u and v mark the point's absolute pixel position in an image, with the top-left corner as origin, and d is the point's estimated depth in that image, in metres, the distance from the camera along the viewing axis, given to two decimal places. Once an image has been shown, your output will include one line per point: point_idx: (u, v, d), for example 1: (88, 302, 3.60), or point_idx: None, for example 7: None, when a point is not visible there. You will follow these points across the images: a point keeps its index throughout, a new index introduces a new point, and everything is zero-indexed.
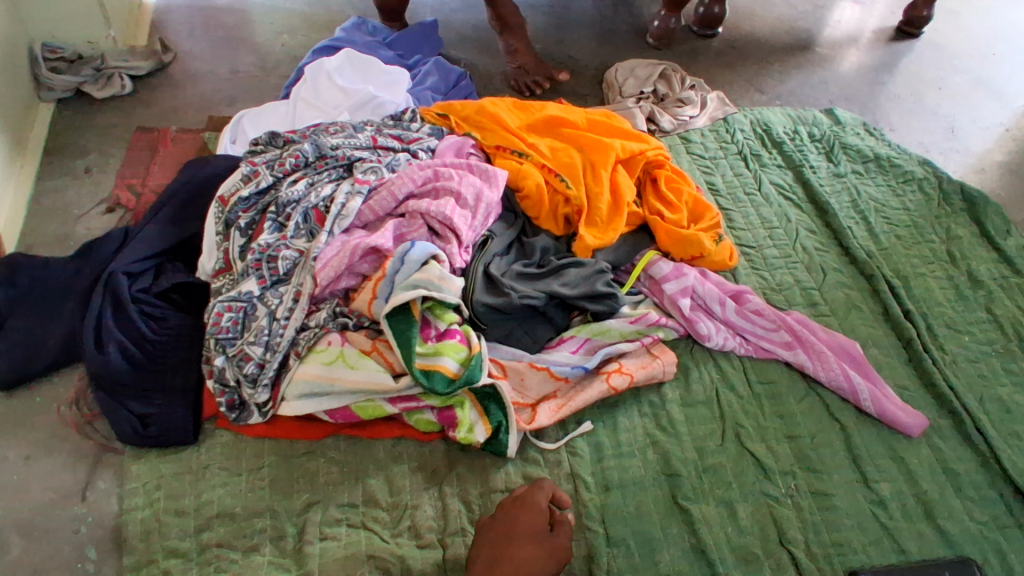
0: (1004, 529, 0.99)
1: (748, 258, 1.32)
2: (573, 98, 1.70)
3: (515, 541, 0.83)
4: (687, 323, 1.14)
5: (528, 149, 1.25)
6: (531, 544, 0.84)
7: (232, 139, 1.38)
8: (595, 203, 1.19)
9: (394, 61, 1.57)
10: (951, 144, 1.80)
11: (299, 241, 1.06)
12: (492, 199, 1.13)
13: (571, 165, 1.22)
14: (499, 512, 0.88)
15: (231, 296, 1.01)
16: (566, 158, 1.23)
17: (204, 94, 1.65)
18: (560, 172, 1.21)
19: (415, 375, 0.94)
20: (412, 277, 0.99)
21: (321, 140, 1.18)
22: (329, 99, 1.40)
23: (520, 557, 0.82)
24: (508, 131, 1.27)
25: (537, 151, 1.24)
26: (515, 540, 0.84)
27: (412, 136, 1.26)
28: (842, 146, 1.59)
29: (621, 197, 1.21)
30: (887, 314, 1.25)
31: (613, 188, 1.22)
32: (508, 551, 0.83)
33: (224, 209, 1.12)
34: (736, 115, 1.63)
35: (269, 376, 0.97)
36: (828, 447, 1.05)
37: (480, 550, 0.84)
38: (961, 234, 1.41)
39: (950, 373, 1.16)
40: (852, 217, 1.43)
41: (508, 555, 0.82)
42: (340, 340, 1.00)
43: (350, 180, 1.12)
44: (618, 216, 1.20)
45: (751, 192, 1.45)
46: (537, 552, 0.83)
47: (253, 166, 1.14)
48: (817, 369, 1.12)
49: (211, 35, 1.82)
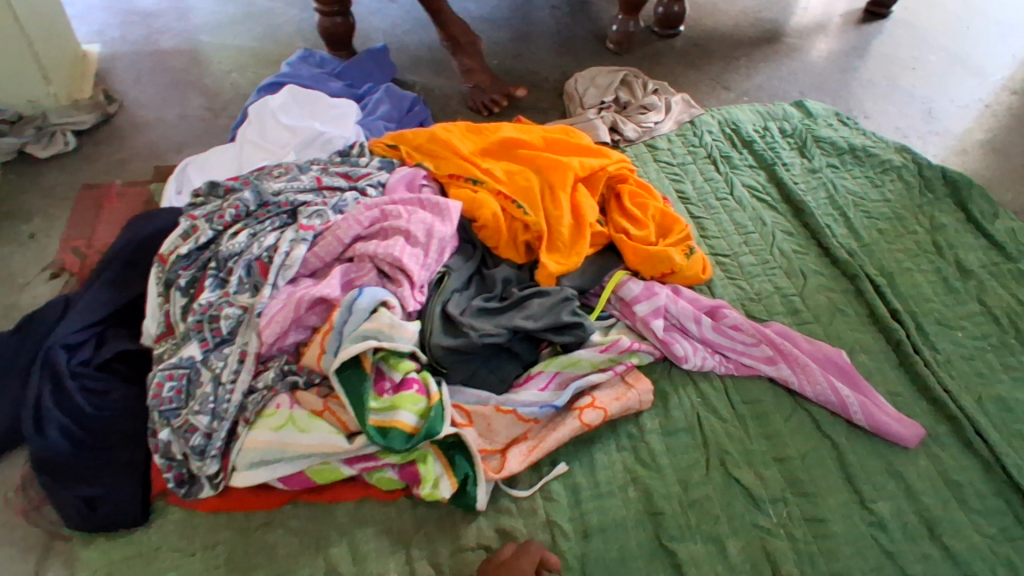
0: (1015, 541, 0.93)
1: (723, 268, 1.26)
2: (533, 113, 1.65)
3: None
4: (662, 346, 1.08)
5: (483, 175, 1.19)
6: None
7: (178, 189, 1.33)
8: (556, 227, 1.13)
9: (343, 92, 1.52)
10: (930, 127, 1.74)
11: (243, 296, 1.01)
12: (446, 233, 1.07)
13: (528, 190, 1.16)
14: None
15: (172, 363, 0.96)
16: (523, 181, 1.17)
17: (153, 144, 1.61)
18: (517, 197, 1.15)
19: (370, 435, 0.88)
20: (361, 327, 0.93)
21: (263, 187, 1.13)
22: (275, 139, 1.35)
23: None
24: (462, 158, 1.22)
25: (492, 176, 1.19)
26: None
27: (360, 172, 1.20)
28: (815, 140, 1.53)
29: (583, 218, 1.15)
30: (873, 316, 1.19)
31: (574, 210, 1.16)
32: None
33: (164, 269, 1.07)
34: (703, 117, 1.57)
35: (217, 446, 0.92)
36: (820, 467, 0.99)
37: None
38: (946, 222, 1.36)
39: (944, 374, 1.10)
40: (830, 214, 1.37)
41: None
42: (289, 402, 0.93)
43: (294, 227, 1.07)
44: (581, 238, 1.14)
45: (722, 196, 1.39)
46: None
47: (192, 222, 1.09)
48: (803, 384, 1.06)
49: (159, 81, 1.78)
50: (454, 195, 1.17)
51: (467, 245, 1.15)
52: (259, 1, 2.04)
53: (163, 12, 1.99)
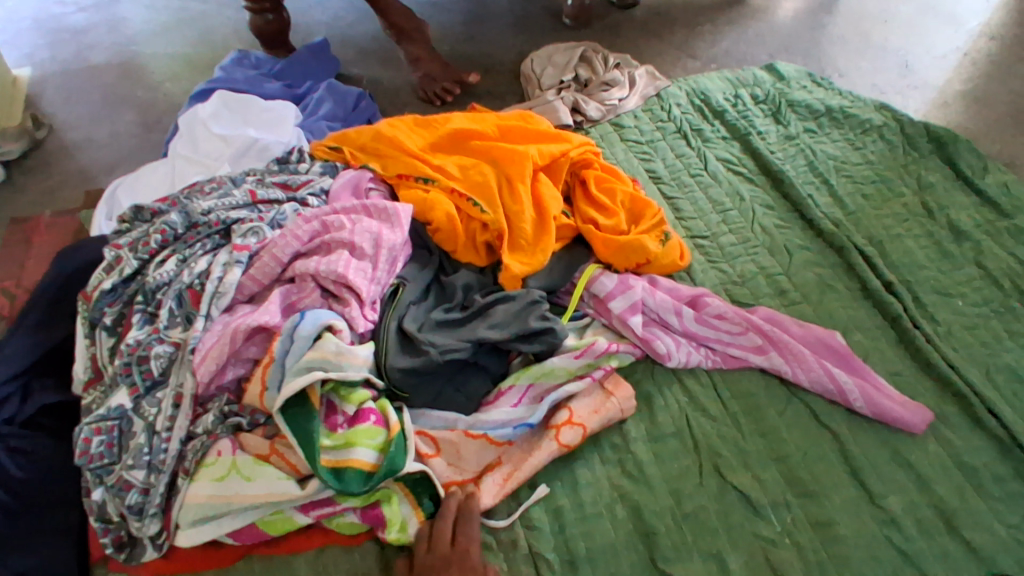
0: None
1: (702, 251, 1.17)
2: (489, 99, 1.54)
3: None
4: (642, 344, 1.00)
5: (435, 172, 1.09)
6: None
7: (108, 215, 1.22)
8: (517, 224, 1.03)
9: (281, 93, 1.41)
10: (907, 81, 1.66)
11: (175, 331, 0.90)
12: (397, 241, 0.97)
13: (484, 184, 1.06)
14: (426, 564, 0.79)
15: (99, 415, 0.85)
16: (478, 176, 1.07)
17: (85, 168, 1.50)
18: (472, 194, 1.05)
19: (324, 478, 0.79)
20: (304, 358, 0.83)
21: (191, 206, 1.02)
22: (208, 151, 1.24)
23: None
24: (411, 156, 1.11)
25: (445, 172, 1.08)
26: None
27: (300, 180, 1.10)
28: (789, 104, 1.44)
29: (546, 210, 1.05)
30: (866, 290, 1.11)
31: (536, 202, 1.07)
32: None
33: (87, 307, 0.96)
34: (670, 89, 1.47)
35: (156, 503, 0.82)
36: (822, 463, 0.91)
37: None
38: (934, 181, 1.28)
39: (946, 348, 1.03)
40: (811, 183, 1.28)
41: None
42: (232, 447, 0.84)
43: (227, 248, 0.96)
44: (546, 233, 1.04)
45: (696, 172, 1.30)
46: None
47: (115, 251, 0.98)
48: (797, 372, 0.98)
49: (89, 99, 1.66)
50: (405, 197, 1.07)
51: (422, 251, 1.05)
52: (192, 4, 1.91)
53: (89, 24, 1.86)
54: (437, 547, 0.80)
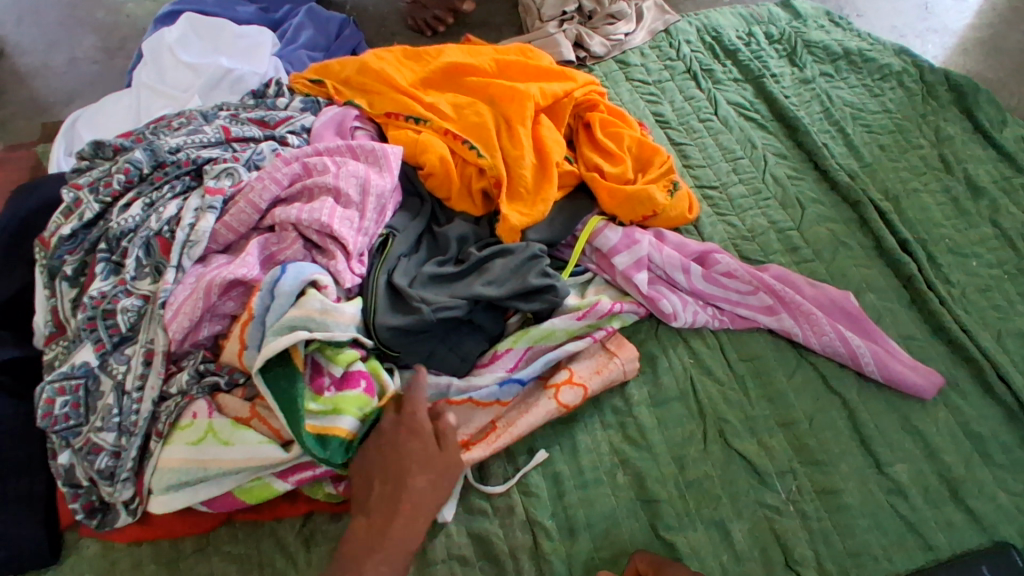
0: None
1: (710, 202, 1.11)
2: (484, 30, 1.42)
3: (409, 478, 0.74)
4: (647, 302, 0.94)
5: (427, 110, 1.00)
6: (425, 473, 0.74)
7: (67, 150, 1.12)
8: (517, 170, 0.95)
9: (257, 18, 1.29)
10: (927, 24, 1.56)
11: (143, 283, 0.83)
12: (385, 187, 0.89)
13: (481, 126, 0.97)
14: (373, 440, 0.77)
15: (62, 374, 0.78)
16: (474, 116, 0.98)
17: (41, 98, 1.39)
18: (467, 136, 0.96)
19: (306, 445, 0.73)
20: (286, 316, 0.77)
21: (157, 143, 0.92)
22: (176, 82, 1.13)
23: (417, 489, 0.74)
24: (401, 91, 1.02)
25: (438, 111, 0.99)
26: (407, 476, 0.74)
27: (278, 116, 1.00)
28: (806, 44, 1.34)
29: (548, 156, 0.97)
30: (881, 248, 1.05)
31: (537, 147, 0.98)
32: (405, 488, 0.73)
33: (46, 254, 0.88)
34: (679, 24, 1.36)
35: (129, 468, 0.76)
36: (829, 429, 0.88)
37: (370, 490, 0.74)
38: (952, 133, 1.21)
39: (960, 311, 0.98)
40: (827, 131, 1.20)
41: (406, 493, 0.73)
42: (208, 409, 0.78)
43: (199, 191, 0.88)
44: (547, 181, 0.96)
45: (706, 117, 1.22)
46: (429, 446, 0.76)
47: (74, 193, 0.89)
48: (808, 335, 0.93)
49: (43, 17, 1.52)
50: (394, 137, 0.98)
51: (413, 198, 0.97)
52: None
53: None
54: (381, 423, 0.78)
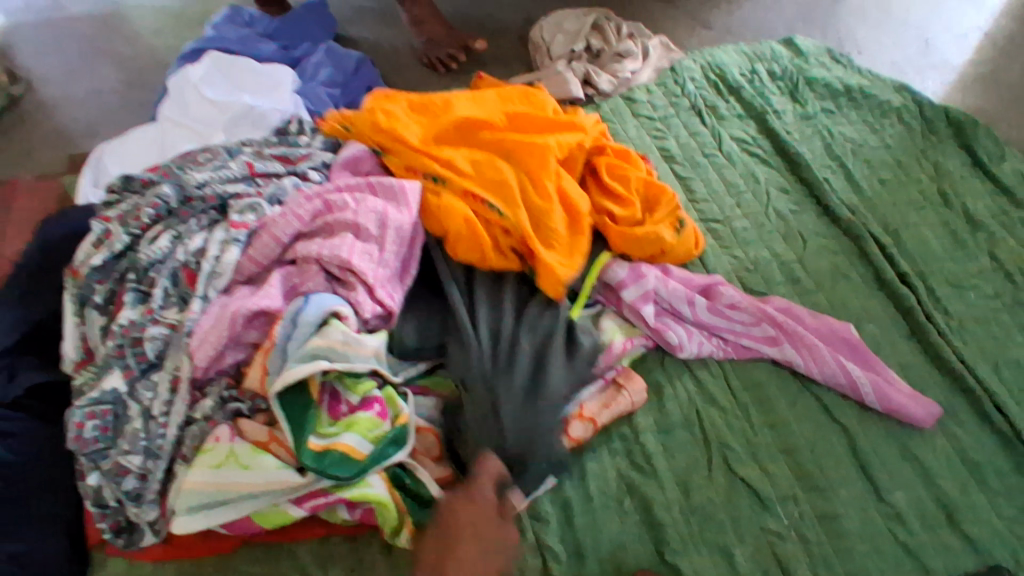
0: None
1: (714, 235, 1.14)
2: (495, 67, 1.48)
3: (458, 547, 0.73)
4: (654, 334, 0.97)
5: (447, 168, 1.00)
6: (474, 543, 0.74)
7: (94, 182, 1.16)
8: (550, 226, 0.96)
9: (277, 56, 1.35)
10: (927, 59, 1.61)
11: (169, 312, 0.87)
12: (403, 220, 0.92)
13: (502, 182, 0.98)
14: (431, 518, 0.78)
15: (92, 399, 0.82)
16: (493, 173, 0.99)
17: (65, 128, 1.44)
18: (489, 193, 0.97)
19: (305, 458, 0.76)
20: (309, 345, 0.80)
21: (184, 178, 0.97)
22: (200, 117, 1.18)
23: (465, 559, 0.73)
24: (420, 149, 1.03)
25: (457, 168, 1.00)
26: (458, 540, 0.74)
27: (299, 153, 1.05)
28: (807, 81, 1.39)
29: (575, 210, 0.99)
30: (880, 280, 1.08)
31: (563, 200, 0.99)
32: (454, 554, 0.73)
33: (77, 283, 0.92)
34: (684, 61, 1.42)
35: (154, 489, 0.79)
36: (830, 456, 0.90)
37: (422, 554, 0.75)
38: (950, 167, 1.24)
39: (957, 341, 1.01)
40: (828, 166, 1.24)
41: (454, 556, 0.72)
42: (230, 433, 0.81)
43: (224, 224, 0.92)
44: (579, 237, 0.98)
45: (710, 153, 1.26)
46: (484, 518, 0.76)
47: (104, 225, 0.93)
48: (810, 365, 0.96)
49: (70, 52, 1.58)
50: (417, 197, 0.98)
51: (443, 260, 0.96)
52: None
53: None
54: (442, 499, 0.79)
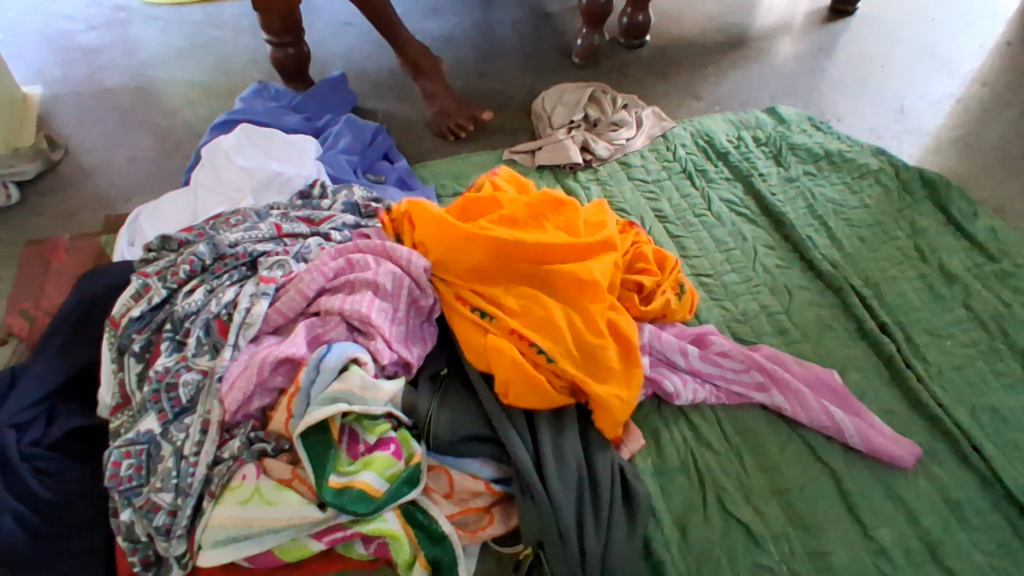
0: (1014, 555, 0.91)
1: (706, 288, 1.22)
2: (501, 135, 1.60)
3: None
4: (651, 383, 1.04)
5: (494, 302, 0.99)
6: None
7: (130, 241, 1.25)
8: (606, 363, 0.95)
9: (302, 126, 1.47)
10: (902, 125, 1.73)
11: (202, 359, 0.94)
12: (426, 304, 1.01)
13: (551, 325, 0.95)
14: None
15: (128, 440, 0.88)
16: (541, 311, 0.96)
17: (102, 191, 1.55)
18: (538, 333, 0.95)
19: (326, 496, 0.82)
20: (329, 389, 0.87)
21: (218, 237, 1.06)
22: (231, 183, 1.29)
23: None
24: (464, 277, 1.02)
25: (504, 303, 0.98)
26: None
27: (323, 215, 1.15)
28: (790, 147, 1.50)
29: (626, 339, 0.98)
30: (863, 330, 1.15)
31: (613, 329, 0.98)
32: None
33: (116, 333, 0.99)
34: (675, 130, 1.54)
35: (183, 525, 0.84)
36: (819, 496, 0.96)
37: None
38: (926, 225, 1.33)
39: (936, 387, 1.07)
40: (811, 225, 1.33)
41: None
42: (256, 472, 0.87)
43: (254, 279, 1.01)
44: (633, 369, 0.97)
45: (701, 213, 1.35)
46: None
47: (144, 279, 1.02)
48: (797, 410, 1.02)
49: (108, 121, 1.72)
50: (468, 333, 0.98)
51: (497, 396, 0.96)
52: (209, 30, 1.98)
53: (102, 44, 1.94)
54: None
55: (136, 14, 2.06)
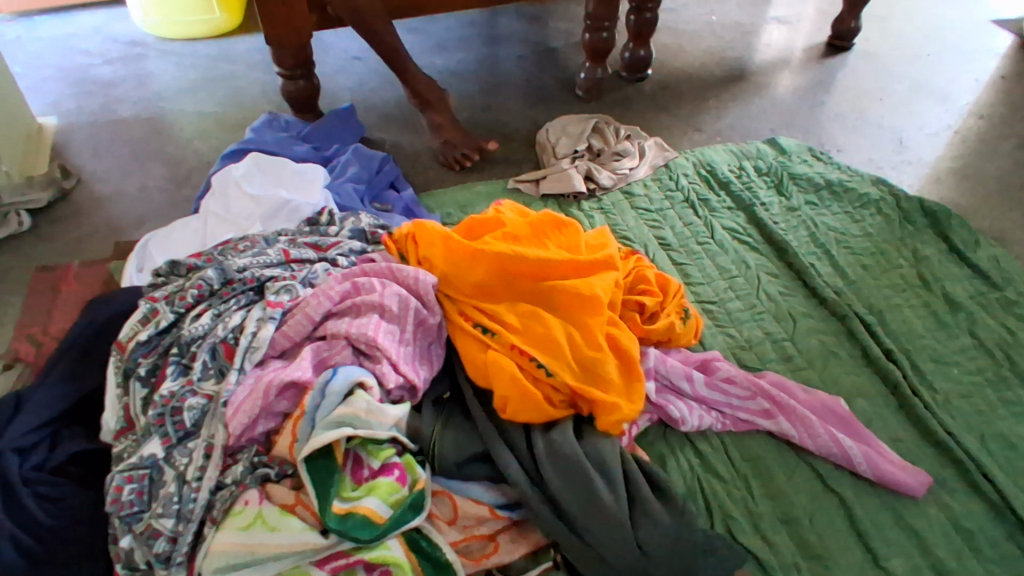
0: None
1: (711, 316, 1.22)
2: (506, 165, 1.63)
3: None
4: (656, 409, 1.03)
5: (496, 319, 1.01)
6: None
7: (139, 267, 1.26)
8: (604, 376, 0.96)
9: (310, 156, 1.50)
10: (902, 156, 1.75)
11: (207, 383, 0.94)
12: (434, 323, 1.02)
13: (551, 339, 0.97)
14: None
15: (131, 464, 0.88)
16: (541, 327, 0.97)
17: (112, 219, 1.57)
18: (537, 348, 0.97)
19: (328, 521, 0.82)
20: (335, 413, 0.87)
21: (227, 263, 1.07)
22: (239, 210, 1.31)
23: None
24: (467, 295, 1.04)
25: (505, 321, 0.99)
26: None
27: (330, 241, 1.16)
28: (791, 177, 1.52)
29: (626, 351, 0.99)
30: (868, 357, 1.15)
31: (613, 342, 0.99)
32: None
33: (122, 357, 1.00)
34: (677, 160, 1.56)
35: (183, 552, 0.83)
36: (829, 525, 0.94)
37: None
38: (928, 253, 1.34)
39: (944, 415, 1.07)
40: (813, 253, 1.34)
41: None
42: (259, 497, 0.86)
43: (261, 304, 1.01)
44: (633, 383, 0.98)
45: (704, 241, 1.36)
46: None
47: (151, 304, 1.03)
48: (804, 437, 1.01)
49: (120, 151, 1.75)
50: (470, 347, 0.99)
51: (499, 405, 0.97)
52: (221, 65, 2.03)
53: (117, 78, 1.99)
54: None
55: (151, 49, 2.12)
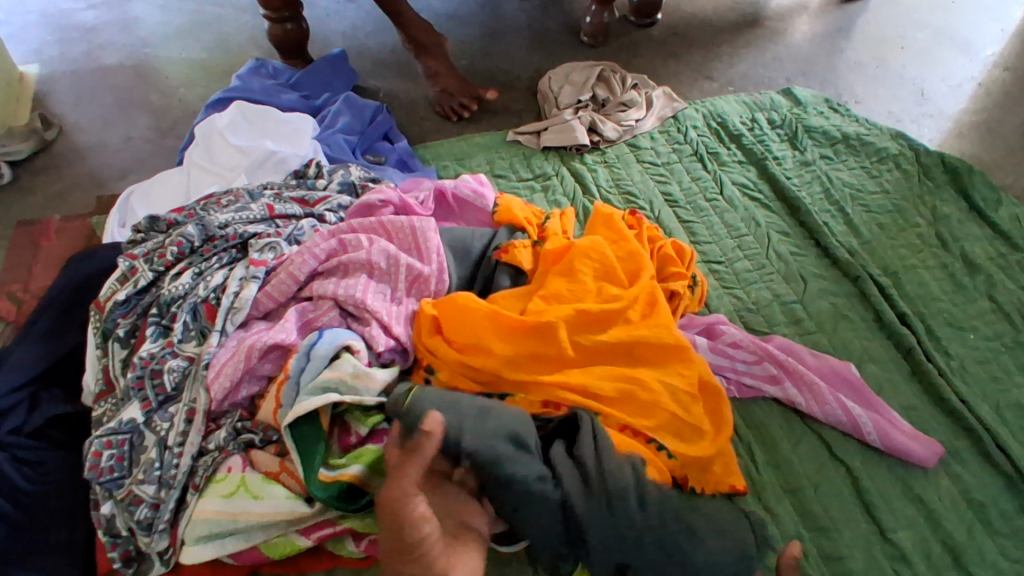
0: None
1: (718, 276, 1.17)
2: (506, 115, 1.55)
3: None
4: None
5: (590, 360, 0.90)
6: None
7: (121, 222, 1.21)
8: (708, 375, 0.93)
9: (298, 104, 1.42)
10: (923, 109, 1.66)
11: (189, 345, 0.91)
12: (426, 282, 0.95)
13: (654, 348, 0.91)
14: None
15: (110, 429, 0.85)
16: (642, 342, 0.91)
17: (95, 171, 1.51)
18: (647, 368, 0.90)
19: (312, 489, 0.79)
20: (320, 378, 0.83)
21: (208, 219, 1.01)
22: (224, 162, 1.24)
23: None
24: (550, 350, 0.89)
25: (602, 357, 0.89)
26: None
27: (317, 196, 1.10)
28: (806, 130, 1.44)
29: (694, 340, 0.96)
30: (881, 321, 1.10)
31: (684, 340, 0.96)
32: None
33: (101, 317, 0.95)
34: (687, 111, 1.48)
35: (165, 519, 0.81)
36: (835, 496, 0.91)
37: None
38: (948, 212, 1.27)
39: (958, 382, 1.02)
40: (827, 210, 1.28)
41: None
42: (242, 464, 0.83)
43: (244, 262, 0.96)
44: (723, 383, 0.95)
45: (712, 197, 1.30)
46: None
47: (130, 261, 0.98)
48: (811, 404, 0.97)
49: (103, 100, 1.67)
50: (567, 397, 0.86)
51: None
52: (208, 8, 1.93)
53: (101, 23, 1.89)
54: None
55: None
